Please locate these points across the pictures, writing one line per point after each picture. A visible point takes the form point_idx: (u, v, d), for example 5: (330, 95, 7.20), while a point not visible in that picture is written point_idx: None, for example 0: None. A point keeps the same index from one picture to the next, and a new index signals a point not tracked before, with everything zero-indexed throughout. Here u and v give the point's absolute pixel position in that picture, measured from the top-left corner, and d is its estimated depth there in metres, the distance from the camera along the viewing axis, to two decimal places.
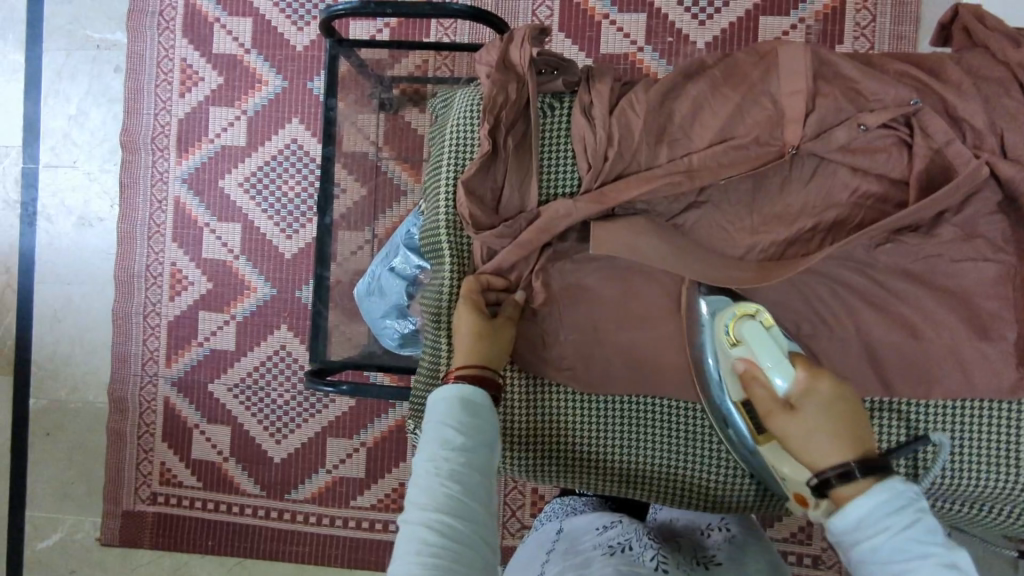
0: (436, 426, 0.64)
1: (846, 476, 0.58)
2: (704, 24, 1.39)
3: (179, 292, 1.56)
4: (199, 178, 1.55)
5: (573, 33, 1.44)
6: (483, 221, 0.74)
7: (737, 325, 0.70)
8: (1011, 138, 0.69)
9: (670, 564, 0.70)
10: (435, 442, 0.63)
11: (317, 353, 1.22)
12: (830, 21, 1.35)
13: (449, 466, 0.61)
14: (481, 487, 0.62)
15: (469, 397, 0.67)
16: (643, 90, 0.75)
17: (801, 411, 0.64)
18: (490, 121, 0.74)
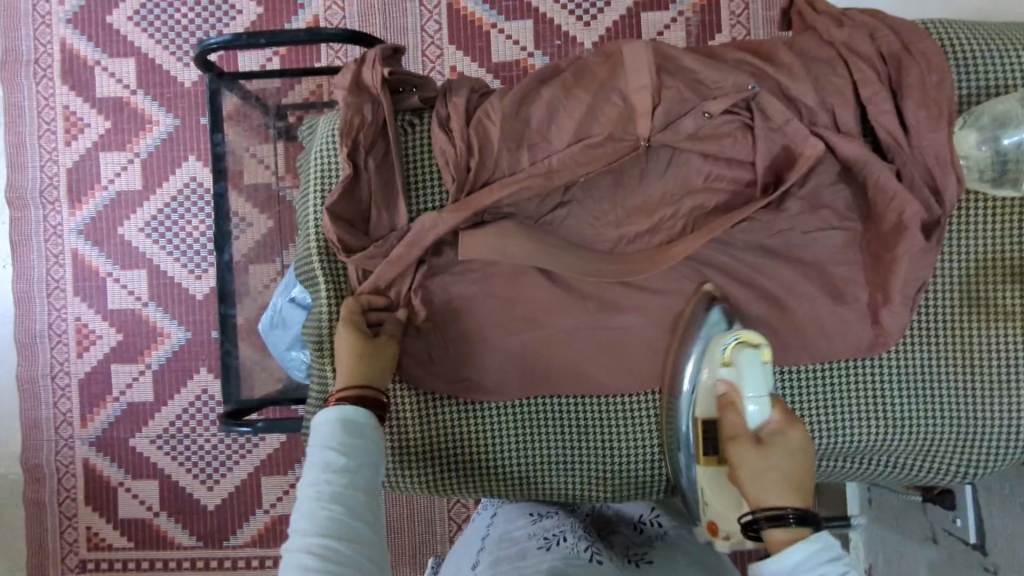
0: (318, 447, 0.64)
1: (782, 522, 0.61)
2: (589, 24, 1.44)
3: (86, 348, 1.49)
4: (96, 227, 1.49)
5: (464, 45, 1.46)
6: (353, 244, 0.74)
7: (735, 348, 0.70)
8: (841, 112, 0.74)
9: (604, 556, 0.69)
10: (317, 465, 0.62)
11: (231, 394, 1.22)
12: (707, 12, 1.41)
13: (331, 489, 0.61)
14: (367, 506, 0.62)
15: (354, 418, 0.66)
16: (498, 99, 0.76)
17: (768, 449, 0.64)
18: (348, 144, 0.73)
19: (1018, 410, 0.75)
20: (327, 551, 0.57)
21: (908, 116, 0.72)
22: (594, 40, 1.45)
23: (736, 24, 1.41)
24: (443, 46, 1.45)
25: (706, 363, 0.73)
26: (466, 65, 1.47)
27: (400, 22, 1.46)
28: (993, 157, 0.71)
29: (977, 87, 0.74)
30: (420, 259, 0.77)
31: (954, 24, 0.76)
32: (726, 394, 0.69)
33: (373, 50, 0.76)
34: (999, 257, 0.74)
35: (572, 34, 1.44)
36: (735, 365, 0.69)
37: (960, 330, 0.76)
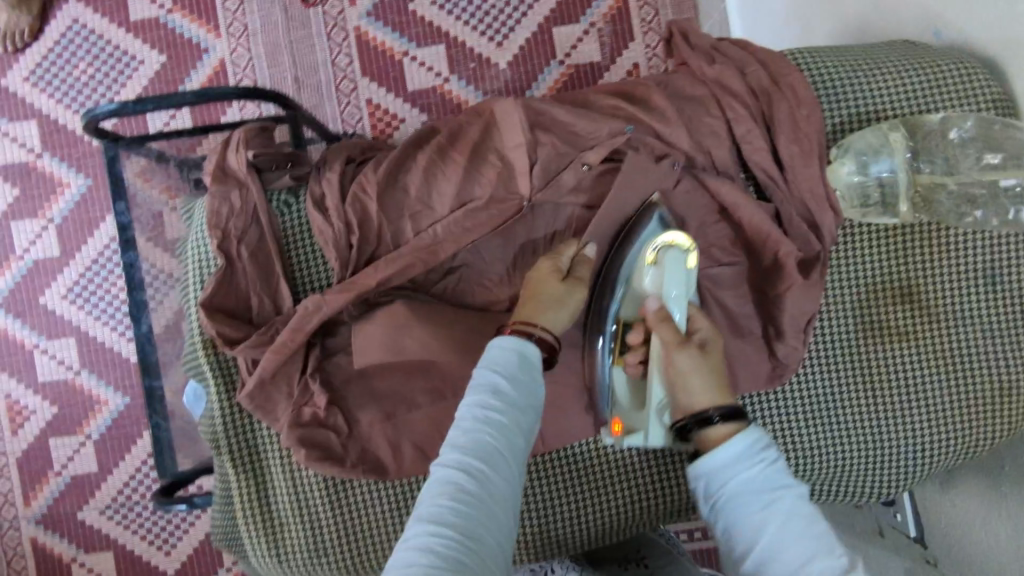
0: (480, 377, 0.57)
1: (707, 421, 0.59)
2: (501, 44, 1.38)
3: (20, 425, 1.44)
4: (17, 299, 1.43)
5: (376, 76, 1.38)
6: (234, 335, 0.71)
7: (662, 251, 0.71)
8: (717, 152, 0.74)
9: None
10: (487, 390, 0.55)
11: (165, 468, 1.15)
12: (618, 21, 1.37)
13: (477, 467, 0.49)
14: (516, 450, 0.53)
15: (510, 352, 0.60)
16: (373, 170, 0.74)
17: (705, 352, 0.67)
18: (218, 235, 0.71)
19: (917, 429, 0.77)
20: (459, 492, 0.48)
21: (780, 150, 0.73)
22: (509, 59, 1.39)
23: (649, 31, 1.38)
24: (355, 79, 1.38)
25: (630, 261, 0.71)
26: (384, 97, 1.38)
27: (310, 57, 1.38)
28: (871, 184, 0.72)
29: (846, 116, 0.75)
30: (308, 341, 0.74)
31: (820, 54, 0.77)
32: (661, 308, 0.68)
33: (237, 133, 0.75)
34: (883, 282, 0.75)
35: (485, 55, 1.38)
36: (659, 267, 0.71)
37: (852, 357, 0.77)
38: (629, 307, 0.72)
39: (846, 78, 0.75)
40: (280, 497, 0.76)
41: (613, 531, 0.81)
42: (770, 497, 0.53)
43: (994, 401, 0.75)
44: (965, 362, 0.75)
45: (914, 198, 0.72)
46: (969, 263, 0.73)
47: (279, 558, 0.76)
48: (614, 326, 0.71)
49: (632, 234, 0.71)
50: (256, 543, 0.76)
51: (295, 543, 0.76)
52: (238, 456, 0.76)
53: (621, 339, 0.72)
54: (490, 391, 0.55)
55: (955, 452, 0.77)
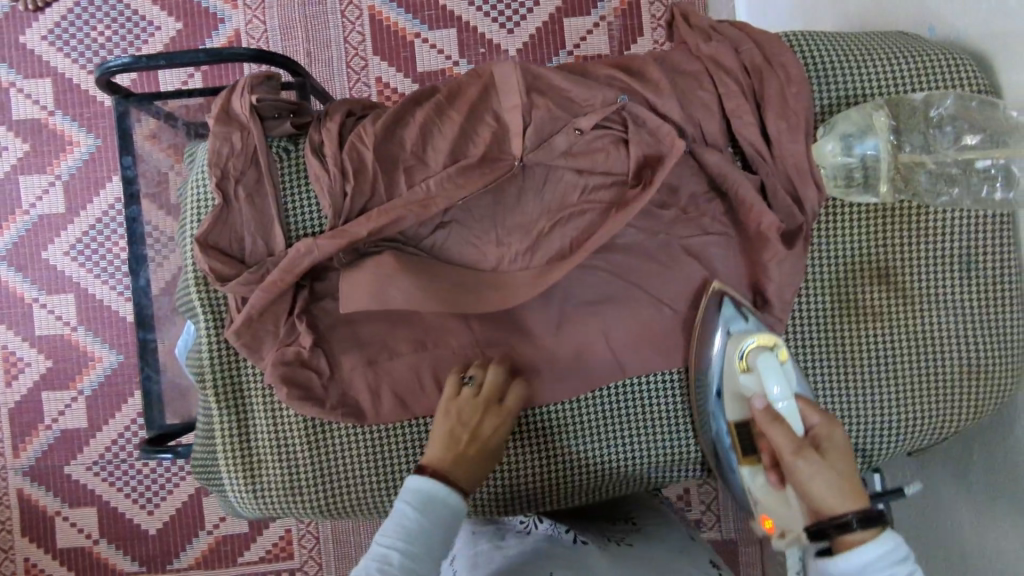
0: (400, 521, 0.68)
1: (845, 526, 0.60)
2: (512, 32, 1.40)
3: (15, 376, 1.46)
4: (19, 253, 1.45)
5: (387, 55, 1.40)
6: (227, 272, 0.73)
7: (753, 355, 0.72)
8: (706, 126, 0.76)
9: (588, 538, 0.82)
10: (407, 530, 0.67)
11: (153, 419, 1.16)
12: (628, 16, 1.39)
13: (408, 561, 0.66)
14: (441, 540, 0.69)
15: (432, 494, 0.70)
16: (371, 122, 0.76)
17: (826, 452, 0.64)
18: (218, 173, 0.73)
19: (888, 408, 0.79)
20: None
21: (768, 129, 0.75)
22: (518, 47, 1.41)
23: (657, 28, 1.40)
24: (366, 57, 1.40)
25: (726, 376, 0.75)
26: (393, 76, 1.41)
27: (323, 34, 1.40)
28: (854, 162, 0.75)
29: (834, 98, 0.77)
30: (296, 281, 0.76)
31: (813, 38, 0.79)
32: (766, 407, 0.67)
33: (242, 78, 0.76)
34: (859, 262, 0.77)
35: (495, 42, 1.40)
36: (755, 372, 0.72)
37: (825, 334, 0.79)
38: (736, 411, 0.74)
39: (837, 63, 0.77)
40: (260, 434, 0.78)
41: (583, 492, 0.83)
42: None
43: (960, 384, 0.77)
44: (935, 344, 0.77)
45: (895, 177, 0.74)
46: (941, 245, 0.76)
47: (254, 494, 0.78)
48: (728, 432, 0.75)
49: (720, 343, 0.76)
50: (233, 477, 0.78)
51: (272, 480, 0.78)
52: (221, 389, 0.78)
53: (739, 442, 0.74)
54: (412, 534, 0.67)
55: (921, 433, 0.79)
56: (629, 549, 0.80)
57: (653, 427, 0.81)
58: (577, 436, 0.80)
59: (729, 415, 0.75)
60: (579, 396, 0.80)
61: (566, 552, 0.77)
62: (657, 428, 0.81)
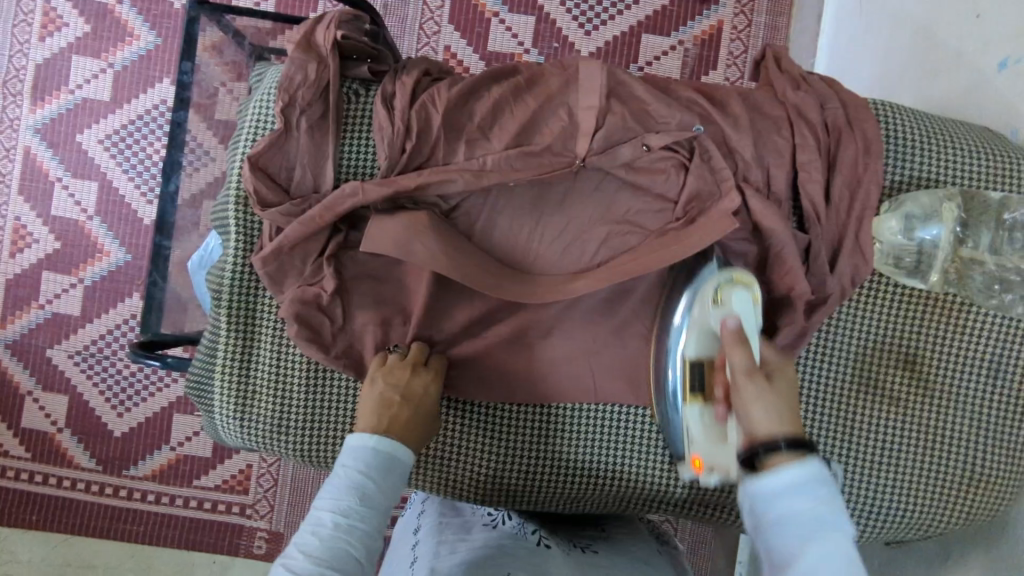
0: (339, 480, 0.66)
1: (773, 449, 0.59)
2: (590, 34, 1.38)
3: (20, 249, 1.45)
4: (54, 130, 1.44)
5: (461, 27, 1.39)
6: (269, 198, 0.73)
7: (727, 288, 0.69)
8: (775, 172, 0.75)
9: (553, 541, 0.81)
10: (343, 491, 0.65)
11: (149, 324, 1.16)
12: (707, 47, 1.37)
13: (334, 524, 0.63)
14: (373, 508, 0.65)
15: (373, 453, 0.68)
16: (446, 86, 0.75)
17: (775, 384, 0.64)
18: (285, 99, 0.73)
19: (883, 496, 0.77)
20: (320, 534, 0.62)
21: (833, 189, 0.74)
22: (592, 50, 1.39)
23: (732, 66, 1.38)
24: (440, 24, 1.38)
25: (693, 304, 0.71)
26: (462, 49, 1.39)
27: None
28: (910, 247, 0.74)
29: (905, 177, 0.76)
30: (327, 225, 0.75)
31: (901, 111, 0.78)
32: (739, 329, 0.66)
33: (331, 12, 0.76)
34: (890, 345, 0.76)
35: (570, 39, 1.38)
36: (725, 302, 0.68)
37: (839, 408, 0.77)
38: (693, 344, 0.70)
39: (918, 142, 0.76)
40: (262, 362, 0.78)
41: (559, 499, 0.83)
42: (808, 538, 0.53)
43: (959, 487, 0.76)
44: (944, 442, 0.77)
45: (949, 268, 0.74)
46: (973, 348, 0.75)
47: (240, 421, 0.78)
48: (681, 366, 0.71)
49: (691, 280, 0.73)
50: (224, 400, 0.78)
51: (262, 411, 0.78)
52: (237, 307, 0.77)
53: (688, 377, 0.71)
54: (350, 493, 0.65)
55: (908, 526, 0.78)
56: (593, 557, 0.80)
57: (647, 454, 0.80)
58: (569, 443, 0.80)
59: (686, 350, 0.71)
60: (580, 405, 0.80)
61: (531, 553, 0.75)
62: (650, 456, 0.80)
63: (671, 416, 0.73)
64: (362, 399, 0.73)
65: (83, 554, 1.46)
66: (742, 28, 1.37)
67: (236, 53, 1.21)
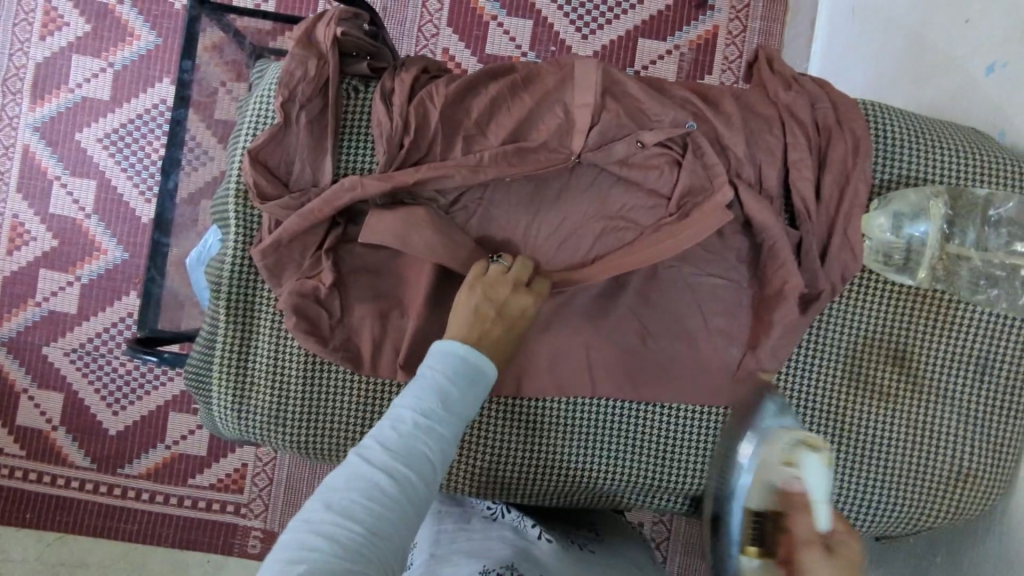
0: (425, 380, 0.64)
1: None
2: (587, 38, 1.39)
3: (17, 247, 1.46)
4: (54, 128, 1.45)
5: (460, 29, 1.40)
6: (269, 191, 0.74)
7: (795, 447, 0.67)
8: (766, 170, 0.76)
9: (552, 536, 0.81)
10: (427, 392, 0.63)
11: (147, 320, 1.16)
12: (702, 52, 1.39)
13: (410, 426, 0.61)
14: (452, 416, 0.63)
15: (460, 363, 0.66)
16: (444, 83, 0.76)
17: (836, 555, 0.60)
18: (285, 93, 0.74)
19: (872, 491, 0.78)
20: (399, 431, 0.60)
21: (823, 188, 0.75)
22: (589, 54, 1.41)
23: (727, 71, 1.40)
24: (439, 27, 1.40)
25: (756, 463, 0.69)
26: (460, 51, 1.41)
27: None
28: (899, 244, 0.75)
29: (894, 175, 0.77)
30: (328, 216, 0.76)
31: (891, 112, 0.79)
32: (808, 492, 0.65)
33: (332, 10, 0.77)
34: (880, 341, 0.77)
35: (568, 43, 1.40)
36: (798, 466, 0.66)
37: (830, 402, 0.78)
38: (752, 497, 0.67)
39: (907, 142, 0.77)
40: (261, 352, 0.78)
41: (554, 493, 0.83)
42: None
43: (946, 482, 0.78)
44: (932, 438, 0.78)
45: (936, 265, 0.75)
46: (962, 345, 0.76)
47: (239, 413, 0.79)
48: (740, 513, 0.68)
49: (756, 430, 0.72)
50: (223, 392, 0.79)
51: (260, 403, 0.78)
52: (237, 296, 0.78)
53: (749, 528, 0.66)
54: (433, 396, 0.63)
55: (896, 521, 0.79)
56: (591, 555, 0.80)
57: (641, 448, 0.81)
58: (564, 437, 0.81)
59: (750, 501, 0.68)
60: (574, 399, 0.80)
61: (532, 548, 0.76)
62: (644, 451, 0.81)
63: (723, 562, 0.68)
64: (459, 302, 0.71)
65: (76, 551, 1.46)
66: (737, 33, 1.39)
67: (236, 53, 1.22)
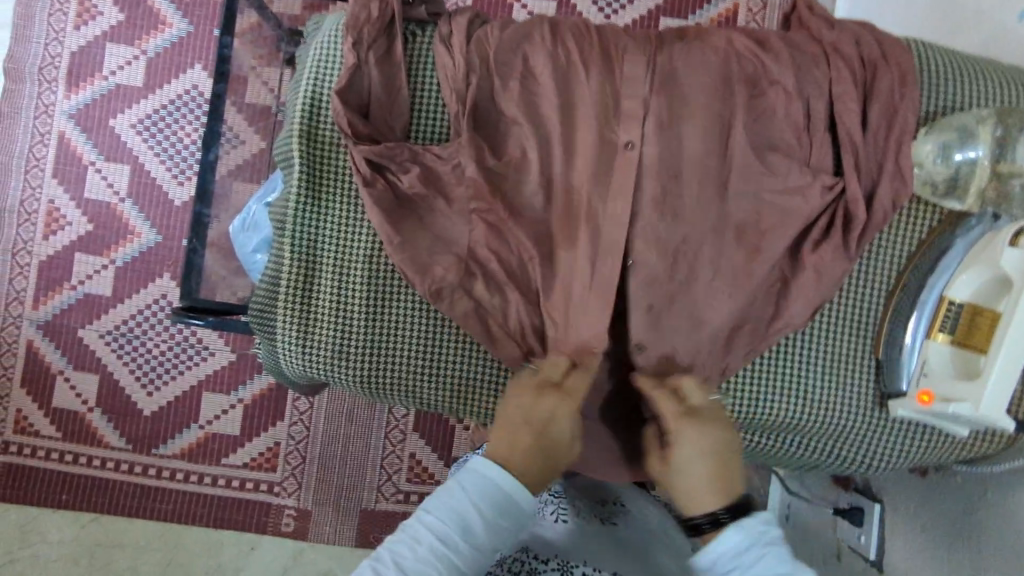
0: (455, 506, 0.64)
1: (712, 521, 0.67)
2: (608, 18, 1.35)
3: (54, 231, 1.44)
4: (89, 115, 1.45)
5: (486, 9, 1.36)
6: (361, 130, 0.78)
7: None
8: (815, 104, 0.78)
9: (569, 512, 0.76)
10: (453, 521, 0.63)
11: (188, 288, 1.15)
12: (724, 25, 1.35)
13: (443, 550, 0.62)
14: (476, 550, 0.63)
15: (497, 490, 0.65)
16: (496, 28, 0.79)
17: (678, 461, 0.71)
18: (353, 36, 0.78)
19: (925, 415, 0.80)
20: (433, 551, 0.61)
21: (869, 118, 0.77)
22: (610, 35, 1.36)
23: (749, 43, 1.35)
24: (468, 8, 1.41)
25: (977, 250, 0.72)
26: None
27: None
28: (946, 172, 0.76)
29: (938, 106, 0.79)
30: (402, 142, 0.80)
31: (932, 49, 0.81)
32: (1019, 268, 0.66)
33: None
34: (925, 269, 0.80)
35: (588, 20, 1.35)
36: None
37: (892, 302, 0.79)
38: (969, 288, 0.71)
39: (949, 75, 0.80)
40: (325, 287, 0.81)
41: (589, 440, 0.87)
42: None
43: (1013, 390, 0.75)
44: None
45: (986, 189, 0.74)
46: None
47: (303, 348, 0.81)
48: (936, 304, 0.74)
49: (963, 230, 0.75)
50: (287, 328, 0.81)
51: (323, 338, 0.81)
52: (301, 232, 0.81)
53: (943, 317, 0.73)
54: (458, 528, 0.62)
55: (948, 447, 0.80)
56: (613, 528, 0.77)
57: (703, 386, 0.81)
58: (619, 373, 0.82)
59: (949, 291, 0.73)
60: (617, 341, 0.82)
61: (554, 538, 0.72)
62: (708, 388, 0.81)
63: (901, 350, 0.76)
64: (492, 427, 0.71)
65: (108, 538, 1.39)
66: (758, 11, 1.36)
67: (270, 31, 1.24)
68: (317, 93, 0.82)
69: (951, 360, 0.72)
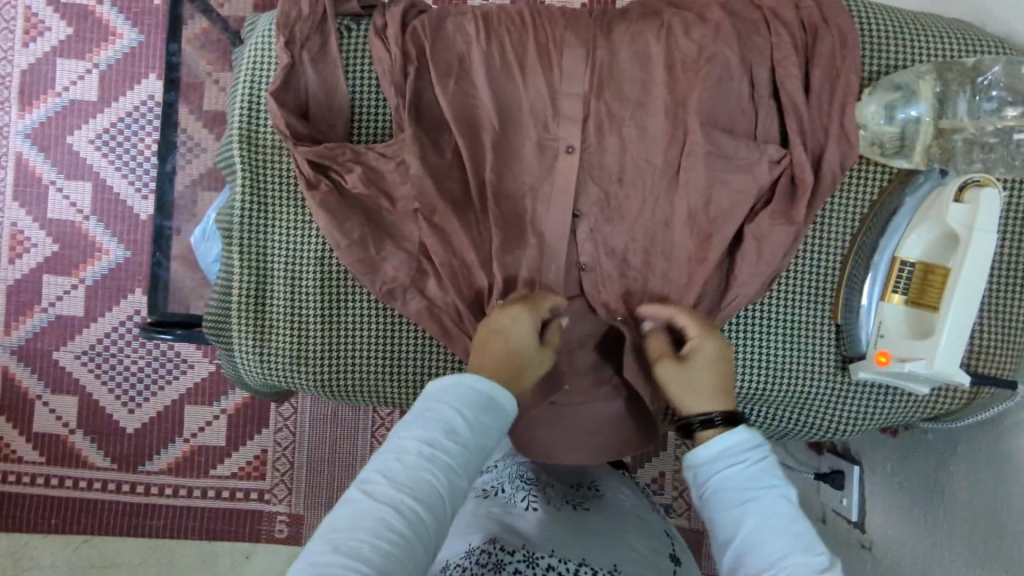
0: (441, 415, 0.59)
1: (708, 422, 0.66)
2: None
3: (19, 254, 1.41)
4: (44, 133, 1.42)
5: None
6: (299, 131, 0.77)
7: (974, 188, 0.69)
8: (759, 70, 0.76)
9: (540, 500, 0.76)
10: (438, 428, 0.58)
11: (156, 303, 1.14)
12: None
13: (440, 458, 0.57)
14: (466, 462, 0.58)
15: (477, 395, 0.62)
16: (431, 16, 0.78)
17: (689, 363, 0.70)
18: (285, 35, 0.77)
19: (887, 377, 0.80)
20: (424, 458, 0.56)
21: (812, 82, 0.76)
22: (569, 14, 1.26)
23: None
24: None
25: (926, 208, 0.72)
26: None
27: None
28: (892, 131, 0.75)
29: (881, 65, 0.79)
30: (343, 142, 0.78)
31: (873, 8, 0.81)
32: (965, 225, 0.69)
33: None
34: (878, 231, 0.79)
35: None
36: (969, 204, 0.69)
37: (847, 267, 0.79)
38: (919, 247, 0.73)
39: (891, 33, 0.79)
40: (278, 293, 0.80)
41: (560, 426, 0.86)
42: (748, 497, 0.59)
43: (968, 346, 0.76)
44: None
45: (932, 145, 0.74)
46: None
47: (261, 356, 0.80)
48: (888, 264, 0.74)
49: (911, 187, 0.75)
50: (243, 337, 0.80)
51: (280, 344, 0.80)
52: (249, 239, 0.80)
53: (894, 278, 0.74)
54: (445, 432, 0.58)
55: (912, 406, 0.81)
56: (585, 513, 0.76)
57: None
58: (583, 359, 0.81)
59: (900, 250, 0.74)
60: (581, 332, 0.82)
61: (524, 527, 0.70)
62: None
63: (858, 313, 0.76)
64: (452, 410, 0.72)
65: (101, 557, 1.39)
66: None
67: (220, 34, 1.20)
68: (254, 96, 0.80)
69: (906, 319, 0.73)
